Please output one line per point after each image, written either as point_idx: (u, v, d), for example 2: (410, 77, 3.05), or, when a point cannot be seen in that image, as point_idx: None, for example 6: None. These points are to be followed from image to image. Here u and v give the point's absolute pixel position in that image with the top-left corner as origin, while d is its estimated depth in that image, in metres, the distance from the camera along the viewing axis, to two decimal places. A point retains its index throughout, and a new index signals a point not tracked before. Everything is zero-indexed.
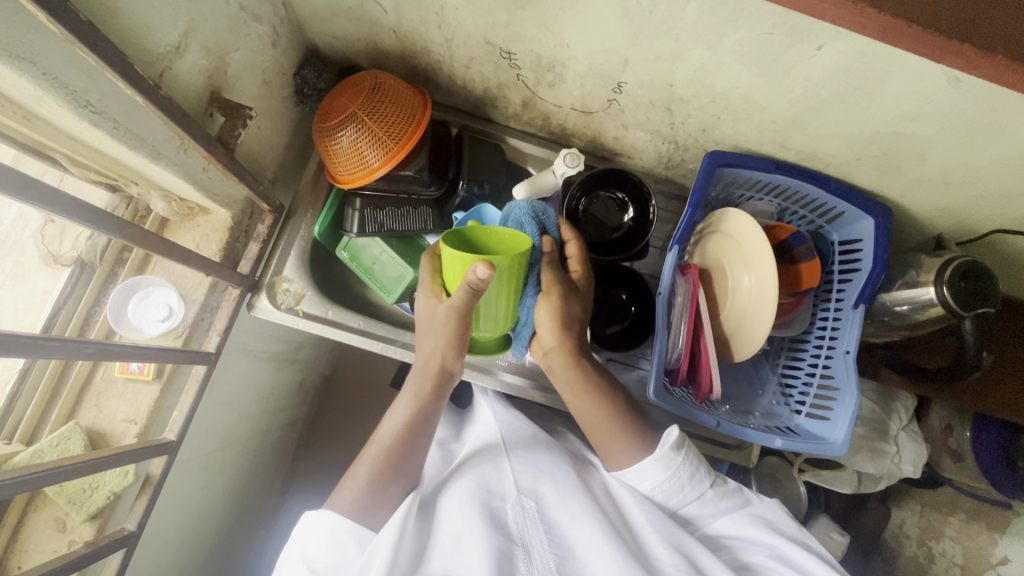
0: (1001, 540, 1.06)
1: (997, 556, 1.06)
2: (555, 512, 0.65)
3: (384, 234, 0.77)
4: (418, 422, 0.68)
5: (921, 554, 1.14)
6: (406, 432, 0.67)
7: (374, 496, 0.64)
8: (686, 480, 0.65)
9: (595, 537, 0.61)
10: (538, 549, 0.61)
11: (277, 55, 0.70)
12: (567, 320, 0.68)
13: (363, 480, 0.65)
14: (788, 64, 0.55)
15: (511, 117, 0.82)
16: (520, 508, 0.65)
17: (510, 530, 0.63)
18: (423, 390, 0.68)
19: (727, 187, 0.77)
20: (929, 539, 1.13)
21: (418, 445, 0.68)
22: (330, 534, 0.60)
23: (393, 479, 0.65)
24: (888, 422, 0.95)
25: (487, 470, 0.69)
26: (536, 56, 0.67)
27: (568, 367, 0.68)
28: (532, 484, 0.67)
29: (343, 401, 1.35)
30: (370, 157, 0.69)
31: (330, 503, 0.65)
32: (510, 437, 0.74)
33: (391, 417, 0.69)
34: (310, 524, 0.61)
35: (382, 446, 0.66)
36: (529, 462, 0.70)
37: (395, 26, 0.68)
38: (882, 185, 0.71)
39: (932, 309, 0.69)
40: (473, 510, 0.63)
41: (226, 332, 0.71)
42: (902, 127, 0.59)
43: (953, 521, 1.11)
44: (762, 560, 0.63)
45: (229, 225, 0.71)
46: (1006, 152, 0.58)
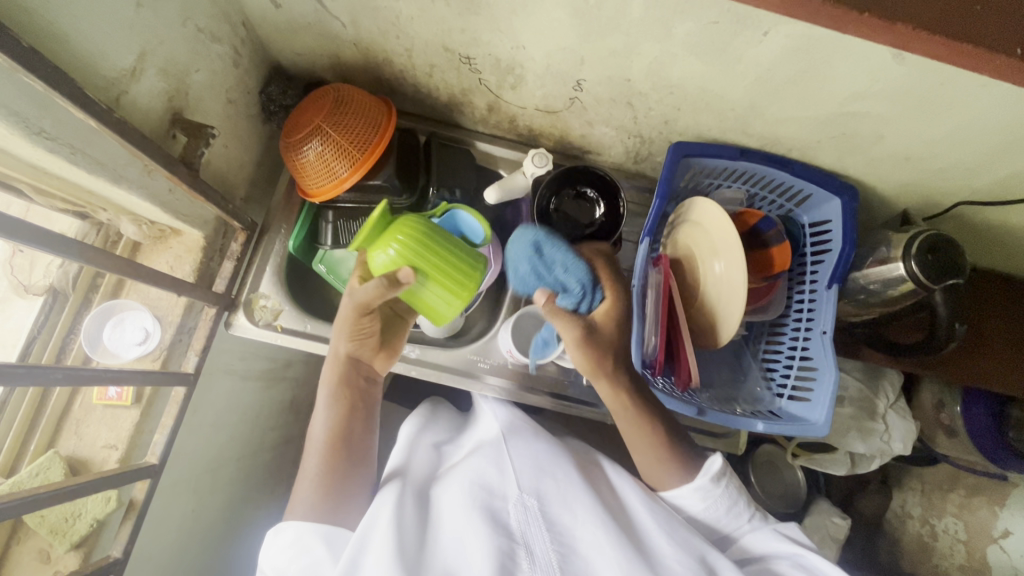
0: (1002, 513, 1.09)
1: (1000, 530, 1.08)
2: (558, 513, 0.64)
3: (358, 245, 0.79)
4: (345, 412, 0.72)
5: (925, 533, 1.18)
6: (337, 426, 0.72)
7: (324, 490, 0.68)
8: (722, 512, 0.67)
9: (597, 535, 0.61)
10: (540, 545, 0.61)
11: (239, 73, 0.71)
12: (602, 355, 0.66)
13: (314, 480, 0.68)
14: (738, 51, 0.56)
15: (478, 121, 0.83)
16: (522, 506, 0.64)
17: (511, 529, 0.62)
18: (335, 378, 0.73)
19: (695, 176, 0.78)
20: (932, 518, 1.18)
21: (350, 435, 0.72)
22: (300, 538, 0.63)
23: (341, 466, 0.70)
24: (876, 401, 0.96)
25: (488, 468, 0.68)
26: (495, 60, 0.68)
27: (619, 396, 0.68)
28: (534, 482, 0.67)
29: None
30: (339, 168, 0.70)
31: (291, 510, 0.67)
32: (511, 438, 0.73)
33: (319, 415, 0.73)
34: (280, 534, 0.64)
35: (318, 444, 0.71)
36: (530, 462, 0.69)
37: (355, 38, 0.70)
38: (845, 164, 0.72)
39: (903, 285, 0.70)
40: (476, 510, 0.63)
41: (205, 351, 0.71)
42: (856, 106, 0.60)
43: (954, 497, 1.16)
44: (785, 568, 0.63)
45: (202, 244, 0.72)
46: (956, 123, 0.59)
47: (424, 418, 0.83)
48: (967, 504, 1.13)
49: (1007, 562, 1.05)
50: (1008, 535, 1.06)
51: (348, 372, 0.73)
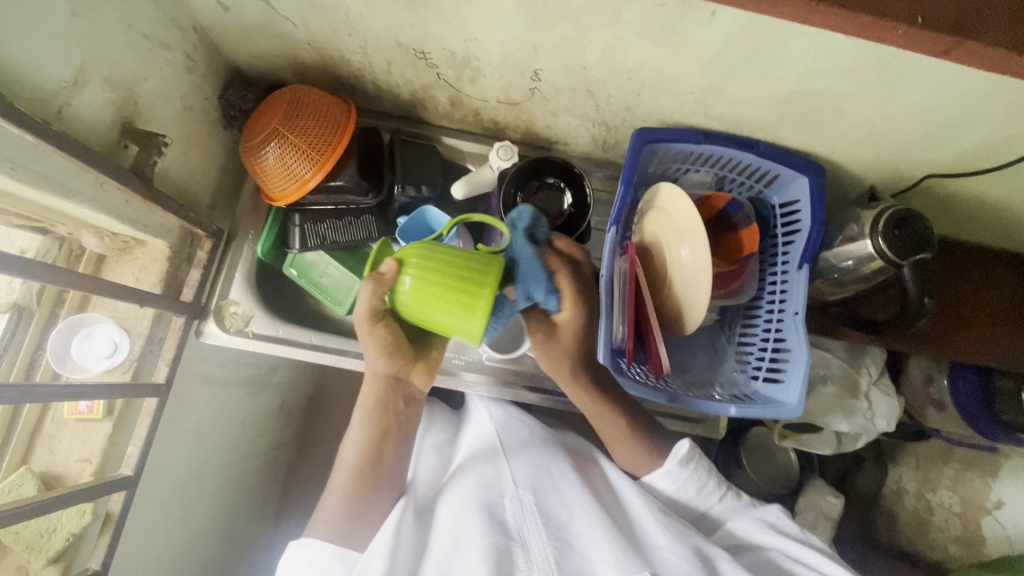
0: (994, 484, 1.08)
1: (994, 500, 1.07)
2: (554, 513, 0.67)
3: (327, 247, 0.78)
4: (376, 433, 0.71)
5: (921, 507, 1.19)
6: (368, 447, 0.70)
7: (350, 513, 0.68)
8: (692, 492, 0.70)
9: (596, 534, 0.64)
10: (537, 543, 0.63)
11: (194, 80, 0.71)
12: (575, 352, 0.71)
13: (339, 501, 0.69)
14: (688, 32, 0.55)
15: (443, 116, 0.82)
16: (518, 502, 0.67)
17: (508, 527, 0.65)
18: (369, 397, 0.70)
19: (662, 162, 0.77)
20: (926, 492, 1.18)
21: (381, 456, 0.71)
22: (317, 559, 0.64)
23: (371, 488, 0.69)
24: (858, 378, 0.95)
25: (486, 470, 0.71)
26: (450, 53, 0.67)
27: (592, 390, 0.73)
28: (530, 480, 0.70)
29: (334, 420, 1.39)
30: (300, 170, 0.69)
31: (313, 528, 0.68)
32: (507, 440, 0.76)
33: (350, 435, 0.72)
34: (299, 551, 0.65)
35: (348, 467, 0.70)
36: (526, 466, 0.72)
37: (308, 38, 0.69)
38: (811, 142, 0.71)
39: (873, 263, 0.69)
40: (473, 508, 0.66)
41: (176, 361, 0.71)
42: (812, 83, 0.59)
43: (947, 470, 1.16)
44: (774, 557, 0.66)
45: (168, 254, 0.72)
46: (914, 95, 0.58)
47: (424, 418, 0.86)
48: (960, 477, 1.13)
49: (1000, 532, 1.05)
50: (1001, 506, 1.05)
51: (381, 390, 0.70)
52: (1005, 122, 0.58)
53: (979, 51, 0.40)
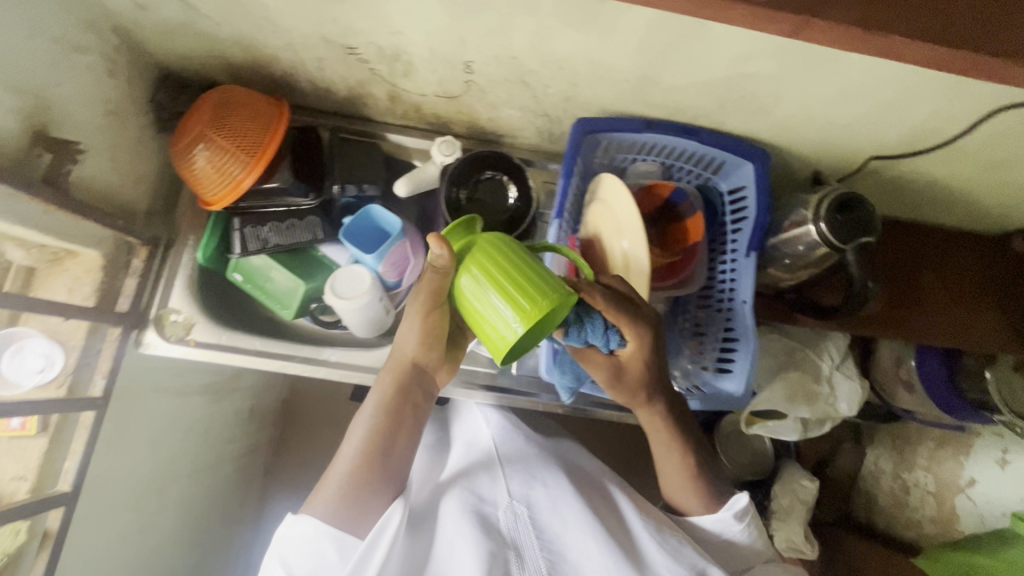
0: (966, 463, 1.07)
1: (966, 478, 1.06)
2: (548, 519, 0.68)
3: (270, 251, 0.77)
4: (391, 421, 0.67)
5: (897, 486, 1.21)
6: (379, 433, 0.67)
7: (352, 498, 0.64)
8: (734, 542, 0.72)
9: (587, 542, 0.65)
10: (531, 553, 0.65)
11: (118, 83, 0.68)
12: (635, 396, 0.65)
13: (339, 483, 0.65)
14: (611, 18, 0.54)
15: (385, 113, 0.80)
16: (512, 512, 0.67)
17: (502, 535, 0.65)
18: (389, 383, 0.67)
19: (607, 152, 0.76)
20: (903, 471, 1.19)
21: (393, 445, 0.67)
22: (312, 539, 0.61)
23: (376, 477, 0.66)
24: (819, 363, 0.95)
25: (482, 478, 0.71)
26: (378, 48, 0.65)
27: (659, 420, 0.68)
28: (524, 488, 0.70)
29: (312, 419, 1.40)
30: (235, 170, 0.67)
31: (309, 505, 0.65)
32: (502, 446, 0.76)
33: (359, 419, 0.68)
34: (294, 528, 0.62)
35: (355, 451, 0.66)
36: (522, 472, 0.72)
37: (233, 37, 0.67)
38: (753, 128, 0.70)
39: (819, 249, 0.68)
40: (466, 518, 0.66)
41: (113, 373, 0.71)
42: (743, 67, 0.58)
43: (924, 450, 1.16)
44: None
45: (102, 263, 0.70)
46: (847, 76, 0.56)
47: None
48: (935, 457, 1.14)
49: (973, 510, 1.04)
50: (973, 484, 1.04)
51: (402, 378, 0.67)
52: (939, 102, 0.57)
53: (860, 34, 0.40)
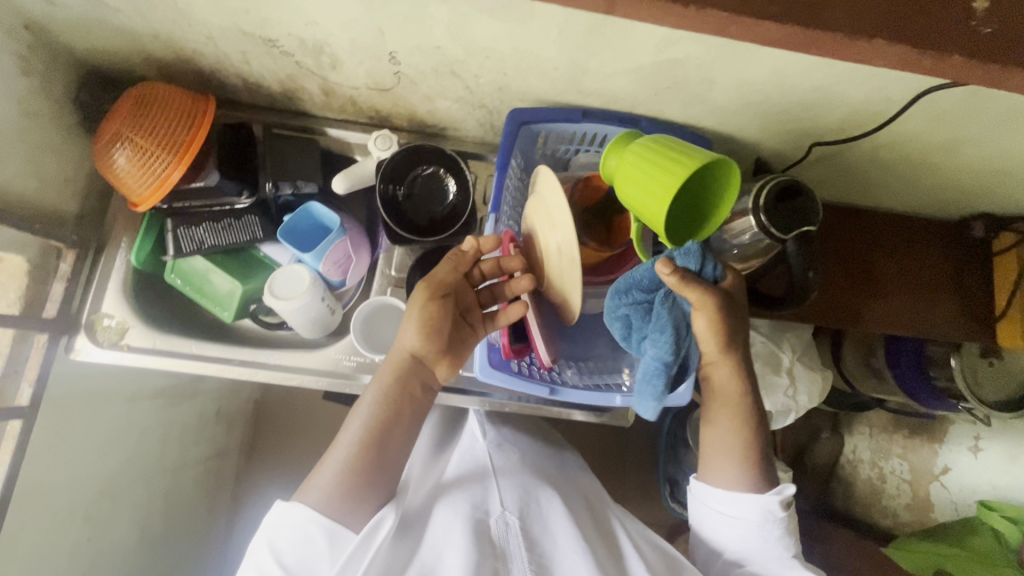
0: (941, 450, 1.08)
1: (940, 466, 1.07)
2: (538, 537, 0.64)
3: (206, 252, 0.75)
4: (388, 413, 0.64)
5: (874, 476, 1.17)
6: (375, 425, 0.63)
7: (345, 491, 0.60)
8: (766, 535, 0.65)
9: (574, 562, 0.61)
10: (519, 566, 0.60)
11: (35, 82, 0.66)
12: (733, 332, 0.62)
13: (334, 473, 0.61)
14: (525, 4, 0.51)
15: (322, 107, 0.78)
16: (504, 523, 0.64)
17: (494, 547, 0.62)
18: (389, 374, 0.65)
19: (548, 144, 0.74)
20: (880, 460, 1.17)
21: (388, 442, 0.64)
22: (304, 527, 0.58)
23: (371, 473, 0.62)
24: (780, 355, 0.93)
25: (477, 489, 0.68)
26: (299, 40, 0.63)
27: (733, 380, 0.66)
28: (519, 501, 0.67)
29: (281, 419, 1.38)
30: (159, 167, 0.65)
31: (303, 492, 0.61)
32: (498, 460, 0.74)
33: (356, 412, 0.65)
34: (285, 513, 0.59)
35: (351, 440, 0.63)
36: (516, 487, 0.69)
37: (150, 31, 0.64)
38: (693, 115, 0.68)
39: (759, 241, 0.66)
40: (458, 526, 0.62)
41: (40, 381, 0.69)
42: (670, 52, 0.56)
43: (898, 439, 1.14)
44: None
45: (26, 269, 0.68)
46: (777, 59, 0.54)
47: None
48: (910, 445, 1.12)
49: (948, 498, 1.05)
50: (947, 472, 1.06)
51: (402, 371, 0.65)
52: (874, 84, 0.55)
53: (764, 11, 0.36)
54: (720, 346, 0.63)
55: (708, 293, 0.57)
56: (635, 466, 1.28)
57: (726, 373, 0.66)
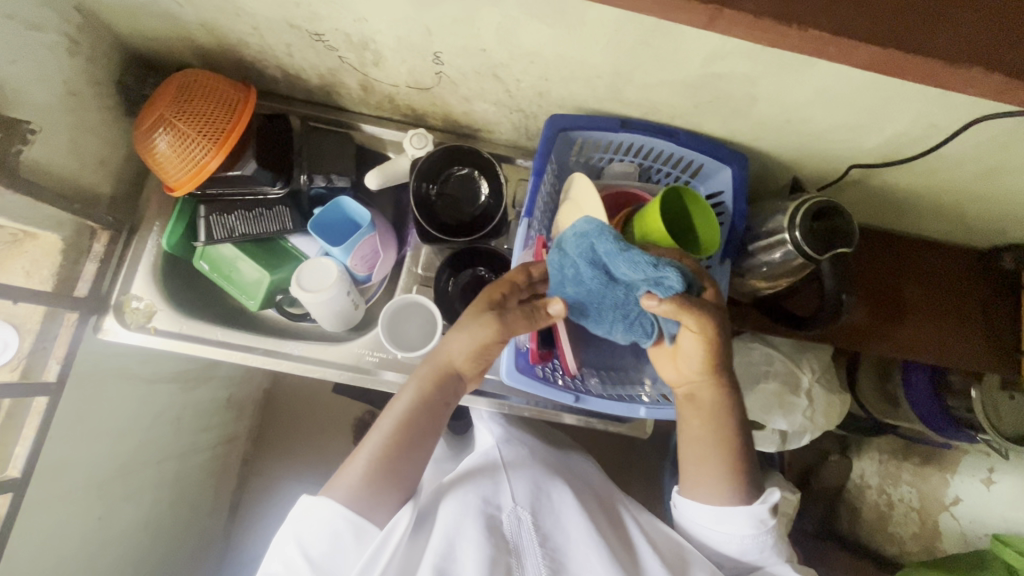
0: (952, 481, 1.06)
1: (950, 497, 1.06)
2: (550, 530, 0.64)
3: (236, 240, 0.75)
4: (421, 422, 0.64)
5: (882, 502, 1.16)
6: (406, 431, 0.63)
7: (373, 487, 0.60)
8: (761, 545, 0.62)
9: (590, 554, 0.61)
10: (532, 560, 0.61)
11: (82, 63, 0.67)
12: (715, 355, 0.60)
13: (362, 470, 0.61)
14: (578, 11, 0.51)
15: (359, 103, 0.79)
16: (516, 518, 0.64)
17: (506, 541, 0.62)
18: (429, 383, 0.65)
19: (582, 151, 0.74)
20: (888, 487, 1.15)
21: (417, 448, 0.64)
22: (331, 523, 0.57)
23: (396, 474, 0.62)
24: (800, 376, 0.93)
25: (488, 481, 0.68)
26: (345, 35, 0.63)
27: (717, 401, 0.63)
28: (530, 496, 0.67)
29: (289, 410, 1.38)
30: (199, 153, 0.66)
31: (329, 488, 0.61)
32: (507, 455, 0.74)
33: (390, 413, 0.65)
34: (311, 509, 0.58)
35: (381, 442, 0.62)
36: (528, 481, 0.69)
37: (198, 19, 0.65)
38: (731, 131, 0.68)
39: (793, 260, 0.65)
40: (471, 520, 0.62)
41: (69, 359, 0.69)
42: (718, 66, 0.56)
43: (908, 465, 1.14)
44: None
45: (61, 248, 0.68)
46: (828, 79, 0.54)
47: None
48: (921, 472, 1.11)
49: (956, 529, 1.03)
50: (957, 503, 1.04)
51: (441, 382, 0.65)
52: (922, 110, 0.55)
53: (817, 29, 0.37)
54: (707, 368, 0.61)
55: (709, 318, 0.57)
56: (642, 478, 1.27)
57: (710, 395, 0.63)
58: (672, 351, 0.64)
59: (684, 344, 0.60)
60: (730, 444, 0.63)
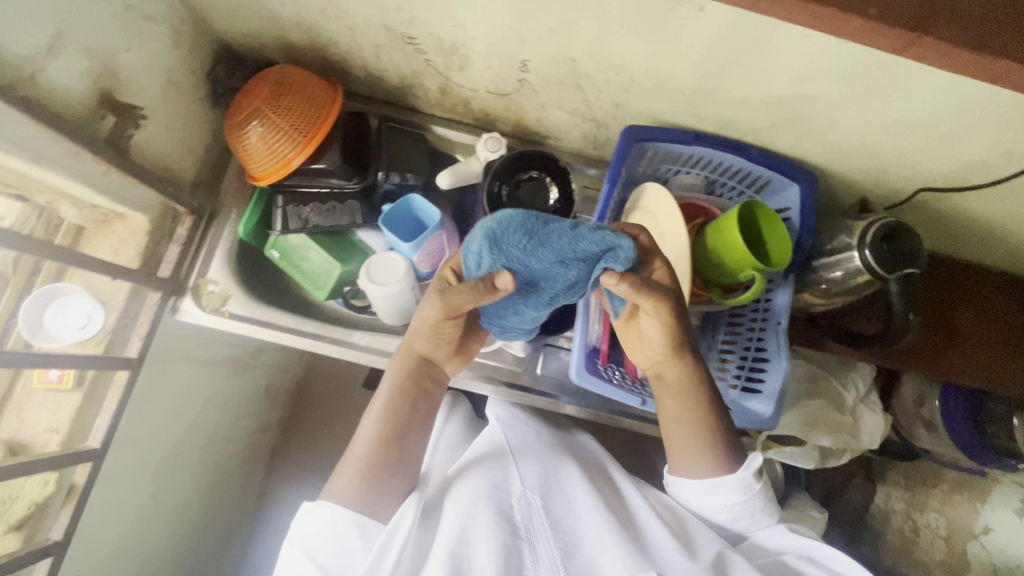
0: (981, 510, 1.04)
1: (980, 525, 1.03)
2: (558, 514, 0.63)
3: (310, 231, 0.77)
4: (405, 408, 0.66)
5: (907, 527, 1.15)
6: (392, 420, 0.65)
7: (371, 482, 0.61)
8: (755, 507, 0.64)
9: (602, 535, 0.60)
10: (544, 544, 0.59)
11: (182, 54, 0.70)
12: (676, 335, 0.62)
13: (358, 468, 0.62)
14: (676, 27, 0.54)
15: (434, 105, 0.81)
16: (525, 502, 0.63)
17: (517, 525, 0.61)
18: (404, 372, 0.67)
19: (652, 162, 0.76)
20: (914, 513, 1.15)
21: (406, 434, 0.65)
22: (334, 526, 0.58)
23: (391, 465, 0.63)
24: (844, 395, 0.94)
25: (496, 465, 0.67)
26: (438, 40, 0.66)
27: (683, 379, 0.64)
28: (539, 481, 0.66)
29: (321, 403, 1.40)
30: (284, 148, 0.69)
31: (328, 491, 0.62)
32: (516, 440, 0.72)
33: (373, 408, 0.66)
34: (313, 516, 0.59)
35: (370, 437, 0.64)
36: (536, 466, 0.68)
37: (296, 17, 0.68)
38: (802, 149, 0.70)
39: (860, 276, 0.67)
40: (482, 505, 0.61)
41: (149, 336, 0.72)
42: (804, 86, 0.57)
43: (936, 493, 1.12)
44: (801, 564, 0.62)
45: (148, 229, 0.71)
46: (914, 103, 0.55)
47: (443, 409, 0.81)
48: (949, 500, 1.09)
49: (987, 561, 1.01)
50: (988, 532, 1.02)
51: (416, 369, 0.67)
52: (1002, 137, 0.56)
53: (945, 50, 0.38)
54: (670, 347, 0.63)
55: (662, 299, 0.59)
56: None
57: (677, 374, 0.64)
58: (638, 334, 0.66)
59: (648, 329, 0.62)
60: (702, 420, 0.64)
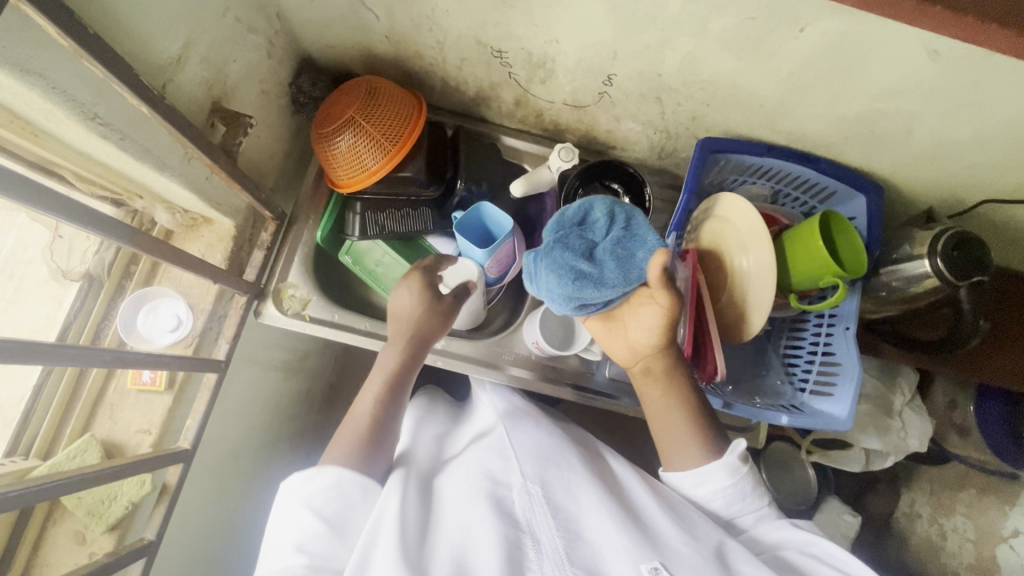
0: (1010, 513, 1.03)
1: (1008, 529, 1.02)
2: (561, 501, 0.57)
3: (385, 237, 0.78)
4: (398, 391, 0.67)
5: (933, 532, 1.11)
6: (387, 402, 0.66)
7: (367, 459, 0.61)
8: (747, 490, 0.60)
9: (603, 520, 0.54)
10: (546, 533, 0.54)
11: (273, 64, 0.72)
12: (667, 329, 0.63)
13: (354, 446, 0.62)
14: (773, 47, 0.57)
15: (505, 116, 0.84)
16: (525, 493, 0.58)
17: (517, 519, 0.55)
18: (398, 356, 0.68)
19: (720, 172, 0.78)
20: (940, 517, 1.12)
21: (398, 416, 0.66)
22: (330, 490, 0.58)
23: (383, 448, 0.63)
24: (892, 398, 0.96)
25: (495, 459, 0.63)
26: (527, 54, 0.68)
27: (668, 375, 0.64)
28: (538, 471, 0.60)
29: None
30: (370, 159, 0.71)
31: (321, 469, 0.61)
32: (515, 433, 0.67)
33: (365, 392, 0.67)
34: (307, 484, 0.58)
35: (365, 418, 0.64)
36: (535, 453, 0.63)
37: (387, 31, 0.70)
38: (870, 162, 0.73)
39: (927, 281, 0.70)
40: (481, 503, 0.56)
41: (235, 338, 0.72)
42: (887, 102, 0.60)
43: (962, 496, 1.10)
44: (797, 557, 0.55)
45: (233, 234, 0.73)
46: (991, 121, 0.59)
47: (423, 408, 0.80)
48: (978, 503, 1.07)
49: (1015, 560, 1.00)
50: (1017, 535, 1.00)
51: (411, 353, 0.69)
52: None
53: None
54: (653, 341, 0.64)
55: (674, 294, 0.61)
56: None
57: (658, 367, 0.65)
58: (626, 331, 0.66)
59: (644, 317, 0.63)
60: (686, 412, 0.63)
